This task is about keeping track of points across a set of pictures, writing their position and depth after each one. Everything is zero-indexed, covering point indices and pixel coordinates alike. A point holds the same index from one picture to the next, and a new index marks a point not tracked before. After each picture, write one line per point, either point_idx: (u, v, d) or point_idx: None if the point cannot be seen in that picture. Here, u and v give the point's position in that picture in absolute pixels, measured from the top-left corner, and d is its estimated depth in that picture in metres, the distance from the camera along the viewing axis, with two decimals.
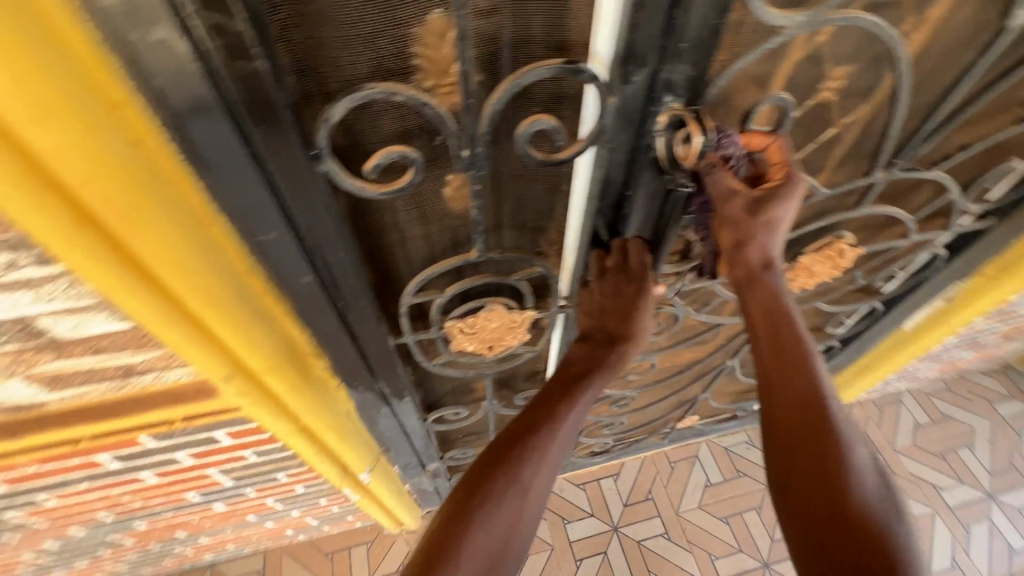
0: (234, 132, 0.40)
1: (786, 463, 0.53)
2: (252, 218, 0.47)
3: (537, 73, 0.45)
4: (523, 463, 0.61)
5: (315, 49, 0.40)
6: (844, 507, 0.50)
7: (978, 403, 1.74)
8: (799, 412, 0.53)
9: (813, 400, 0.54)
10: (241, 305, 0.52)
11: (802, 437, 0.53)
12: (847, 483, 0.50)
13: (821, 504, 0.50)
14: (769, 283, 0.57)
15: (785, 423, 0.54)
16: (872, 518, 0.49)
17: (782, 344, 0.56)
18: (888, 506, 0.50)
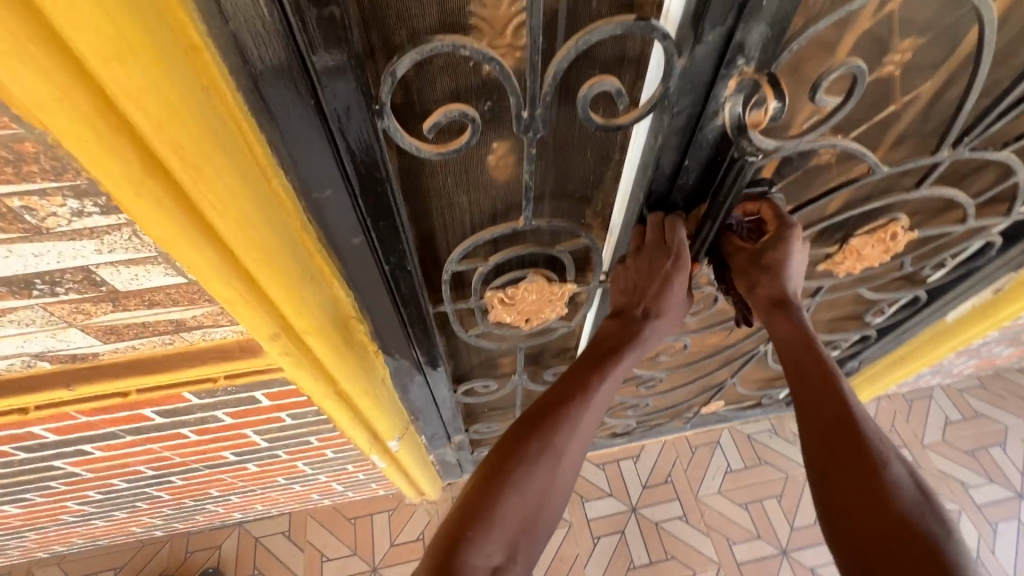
0: (301, 78, 0.40)
1: (822, 470, 0.55)
2: (312, 174, 0.48)
3: (608, 29, 0.43)
4: (557, 429, 0.61)
5: (383, 2, 0.39)
6: (884, 508, 0.51)
7: (1012, 401, 1.70)
8: (830, 420, 0.56)
9: (845, 410, 0.56)
10: (295, 264, 0.52)
11: (835, 443, 0.55)
12: (886, 486, 0.52)
13: (860, 505, 0.52)
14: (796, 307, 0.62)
15: (818, 432, 0.57)
16: (915, 523, 0.50)
17: (811, 359, 0.60)
18: (931, 511, 0.51)
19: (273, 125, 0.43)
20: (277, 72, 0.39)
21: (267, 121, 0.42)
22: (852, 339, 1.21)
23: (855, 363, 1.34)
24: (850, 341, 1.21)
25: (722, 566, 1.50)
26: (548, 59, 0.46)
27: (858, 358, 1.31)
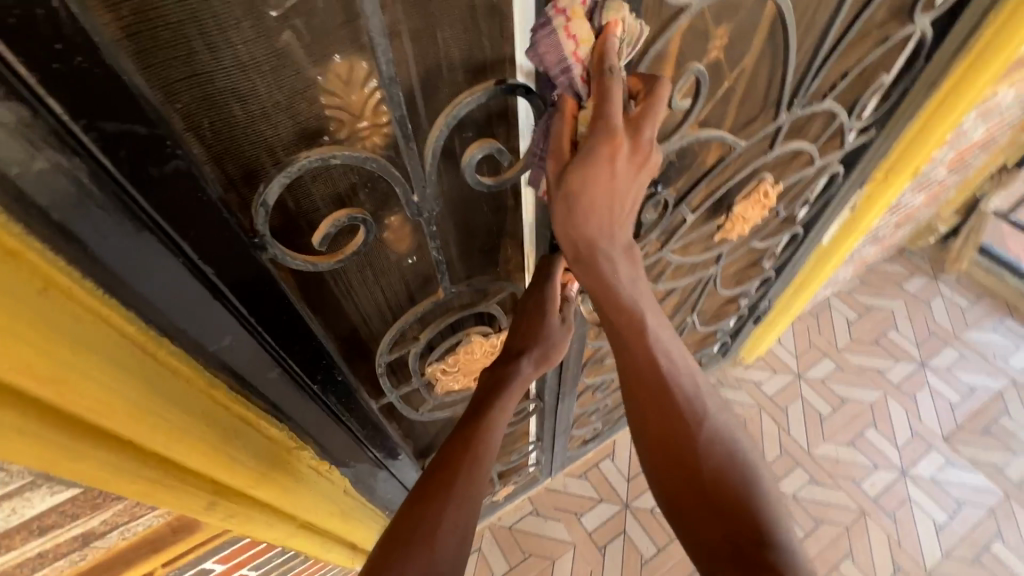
0: (158, 243, 0.34)
1: (655, 447, 0.52)
2: (204, 331, 0.41)
3: (473, 99, 0.44)
4: (434, 499, 0.53)
5: (231, 131, 0.35)
6: (705, 473, 0.49)
7: (890, 288, 1.96)
8: (652, 390, 0.52)
9: (665, 377, 0.52)
10: (207, 429, 0.45)
11: (657, 418, 0.52)
12: (705, 454, 0.49)
13: (688, 476, 0.49)
14: (589, 245, 0.51)
15: (645, 408, 0.52)
16: (730, 484, 0.48)
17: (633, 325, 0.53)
18: (746, 468, 0.49)
19: (142, 299, 0.36)
20: (126, 242, 0.33)
21: (133, 297, 0.35)
22: (757, 283, 1.32)
23: (766, 301, 1.47)
24: (756, 285, 1.33)
25: None
26: (420, 136, 0.45)
27: (767, 296, 1.44)
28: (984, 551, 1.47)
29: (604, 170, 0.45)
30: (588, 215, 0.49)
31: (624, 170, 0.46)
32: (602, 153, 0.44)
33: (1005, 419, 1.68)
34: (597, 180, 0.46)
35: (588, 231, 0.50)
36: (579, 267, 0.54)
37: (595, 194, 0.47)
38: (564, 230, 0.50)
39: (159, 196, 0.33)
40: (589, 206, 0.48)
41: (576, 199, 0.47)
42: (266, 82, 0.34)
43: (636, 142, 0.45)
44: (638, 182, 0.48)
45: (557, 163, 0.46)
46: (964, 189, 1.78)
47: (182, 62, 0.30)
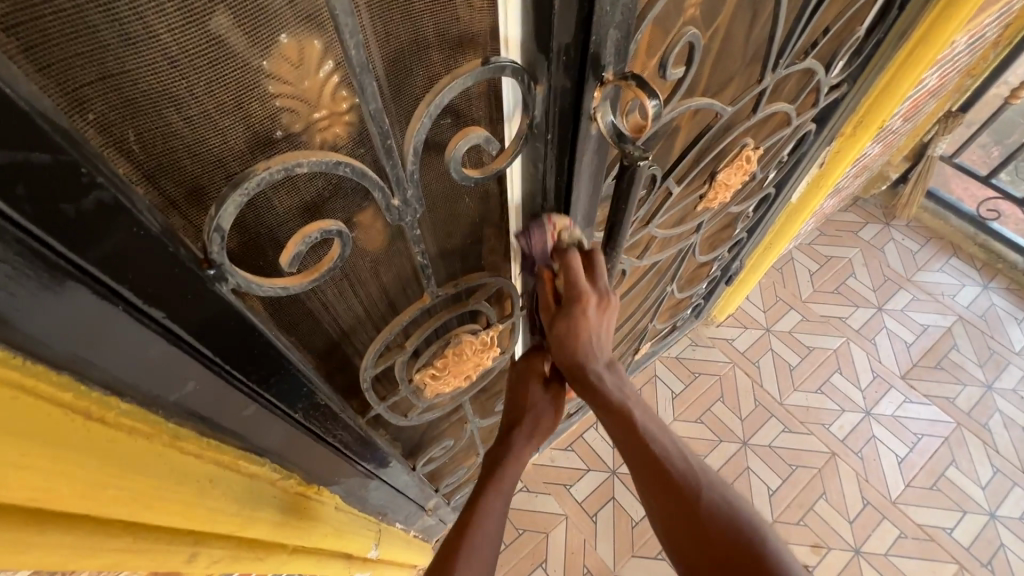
0: (83, 287, 0.27)
1: (665, 526, 0.52)
2: (158, 379, 0.35)
3: (457, 84, 0.38)
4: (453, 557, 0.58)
5: (167, 142, 0.29)
6: (717, 542, 0.49)
7: (847, 237, 2.03)
8: (652, 473, 0.53)
9: (658, 459, 0.53)
10: (179, 486, 0.39)
11: (660, 499, 0.52)
12: (713, 520, 0.50)
13: (701, 548, 0.50)
14: (578, 369, 0.57)
15: (645, 485, 0.53)
16: (743, 545, 0.49)
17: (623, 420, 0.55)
18: (753, 523, 0.50)
19: (75, 356, 0.29)
20: (42, 294, 0.26)
21: (62, 357, 0.29)
22: (729, 246, 1.32)
23: (737, 263, 1.48)
24: (729, 248, 1.32)
25: None
26: (399, 131, 0.39)
27: (739, 257, 1.45)
28: (940, 477, 1.58)
29: (581, 322, 0.55)
30: (575, 354, 0.56)
31: (597, 314, 0.55)
32: (573, 309, 0.54)
33: (954, 352, 1.79)
34: (575, 326, 0.55)
35: (578, 360, 0.56)
36: (576, 386, 0.58)
37: (577, 335, 0.55)
38: (557, 363, 0.58)
39: (81, 235, 0.26)
40: (576, 344, 0.56)
41: (563, 341, 0.56)
42: (205, 81, 0.28)
43: (598, 292, 0.55)
44: (605, 320, 0.57)
45: (546, 313, 0.58)
46: (913, 136, 1.83)
47: (86, 60, 0.24)
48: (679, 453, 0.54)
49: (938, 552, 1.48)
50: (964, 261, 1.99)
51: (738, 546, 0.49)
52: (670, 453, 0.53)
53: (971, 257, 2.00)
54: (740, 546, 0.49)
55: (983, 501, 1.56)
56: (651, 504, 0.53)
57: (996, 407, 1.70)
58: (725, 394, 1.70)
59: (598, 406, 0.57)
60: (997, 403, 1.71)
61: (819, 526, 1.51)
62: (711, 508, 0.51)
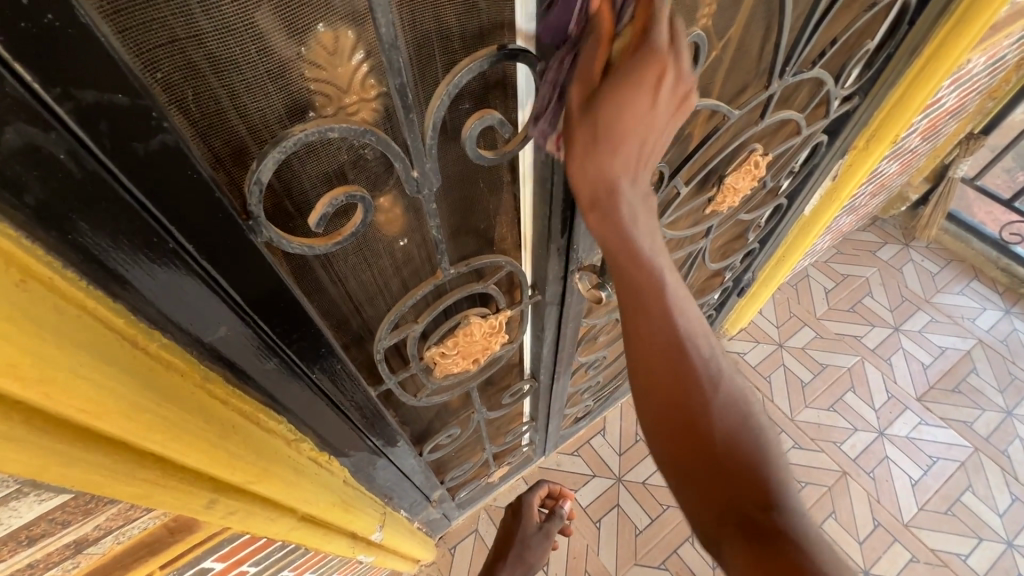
0: (144, 224, 0.32)
1: (663, 419, 0.48)
2: (196, 321, 0.39)
3: (475, 66, 0.42)
4: None
5: (217, 103, 0.33)
6: (718, 442, 0.46)
7: (864, 256, 2.02)
8: (668, 356, 0.48)
9: (678, 342, 0.48)
10: (207, 426, 0.43)
11: (664, 385, 0.48)
12: (719, 420, 0.46)
13: (693, 442, 0.46)
14: (611, 180, 0.47)
15: (651, 364, 0.48)
16: (742, 449, 0.46)
17: (648, 289, 0.48)
18: (754, 431, 0.48)
19: (128, 286, 0.33)
20: (109, 225, 0.30)
21: (117, 284, 0.33)
22: (741, 255, 1.33)
23: (749, 274, 1.49)
24: (741, 257, 1.34)
25: None
26: (422, 111, 0.43)
27: (751, 268, 1.46)
28: (955, 502, 1.54)
29: (644, 96, 0.44)
30: (618, 148, 0.46)
31: (656, 106, 0.46)
32: (642, 75, 0.43)
33: (973, 376, 1.76)
34: (631, 107, 0.45)
35: (612, 169, 0.47)
36: (596, 209, 0.49)
37: (626, 122, 0.45)
38: (589, 160, 0.46)
39: (146, 176, 0.30)
40: (624, 129, 0.45)
41: (603, 128, 0.45)
42: (252, 49, 0.32)
43: (678, 73, 0.45)
44: (660, 125, 0.48)
45: (584, 88, 0.44)
46: (933, 157, 1.83)
47: (159, 24, 0.28)
48: (698, 345, 0.49)
49: None
50: (986, 285, 1.96)
51: (735, 444, 0.46)
52: (688, 343, 0.48)
53: (993, 281, 1.97)
54: (737, 445, 0.46)
55: (999, 529, 1.51)
56: (647, 384, 0.49)
57: (1016, 433, 1.66)
58: None
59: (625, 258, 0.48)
60: (1017, 429, 1.67)
61: None
62: (715, 403, 0.47)
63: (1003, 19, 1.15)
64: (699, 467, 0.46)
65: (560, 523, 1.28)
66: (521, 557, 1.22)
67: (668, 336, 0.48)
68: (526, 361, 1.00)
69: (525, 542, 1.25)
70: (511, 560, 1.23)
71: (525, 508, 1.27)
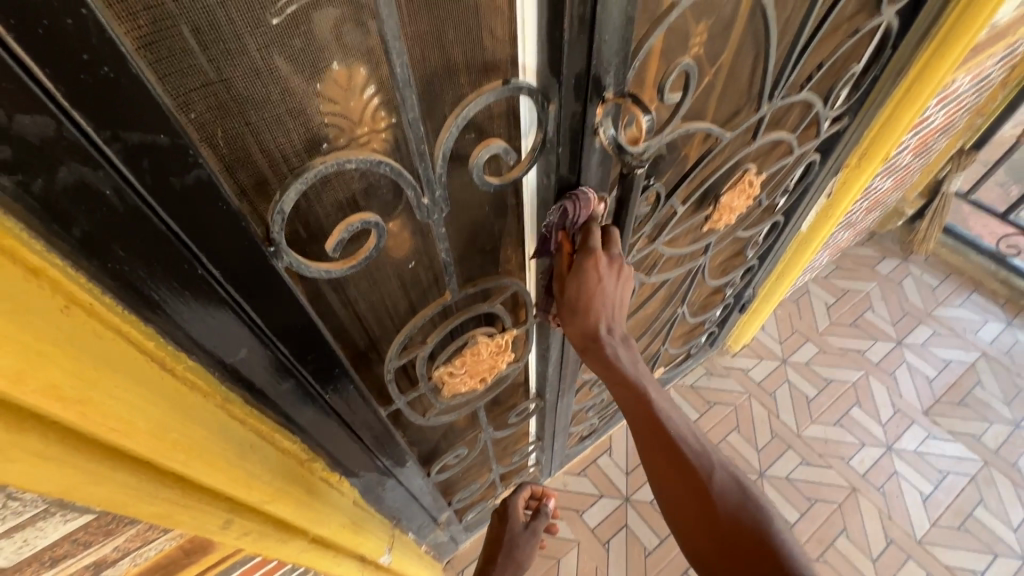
0: (175, 255, 0.34)
1: (676, 506, 0.58)
2: (220, 344, 0.41)
3: (482, 100, 0.45)
4: None
5: (243, 139, 0.35)
6: (722, 519, 0.55)
7: (864, 271, 2.04)
8: (665, 456, 0.59)
9: (672, 438, 0.59)
10: (226, 445, 0.44)
11: (669, 481, 0.58)
12: (722, 503, 0.55)
13: (705, 523, 0.56)
14: (592, 334, 0.62)
15: (657, 463, 0.59)
16: (748, 524, 0.54)
17: (639, 402, 0.61)
18: (758, 506, 0.55)
19: (158, 312, 0.35)
20: (143, 254, 0.33)
21: (149, 310, 0.35)
22: (741, 272, 1.35)
23: (750, 290, 1.51)
24: (741, 274, 1.36)
25: None
26: (432, 142, 0.46)
27: (751, 285, 1.47)
28: (968, 517, 1.52)
29: (593, 277, 0.60)
30: (587, 313, 0.61)
31: (609, 277, 0.60)
32: (587, 265, 0.60)
33: (979, 389, 1.75)
34: (589, 285, 0.60)
35: (591, 327, 0.62)
36: (587, 356, 0.64)
37: (591, 295, 0.60)
38: (570, 329, 0.63)
39: (181, 209, 0.32)
40: (588, 303, 0.61)
41: (576, 305, 0.61)
42: (276, 89, 0.35)
43: (613, 257, 0.61)
44: (620, 286, 0.62)
45: (558, 280, 0.64)
46: (927, 172, 1.86)
47: (195, 72, 0.31)
48: (690, 438, 0.59)
49: None
50: (986, 297, 1.97)
51: (741, 521, 0.54)
52: (680, 438, 0.58)
53: (994, 293, 1.98)
54: (744, 522, 0.54)
55: (1014, 544, 1.49)
56: (662, 478, 0.59)
57: None
58: (741, 424, 1.69)
59: (614, 383, 0.62)
60: None
61: (841, 564, 1.46)
62: (718, 487, 0.56)
63: (984, 41, 1.19)
64: (716, 544, 0.55)
65: (545, 520, 1.26)
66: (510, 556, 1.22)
67: (662, 436, 0.59)
68: (532, 380, 1.01)
69: (514, 543, 1.24)
70: (502, 560, 1.22)
71: (509, 511, 1.26)
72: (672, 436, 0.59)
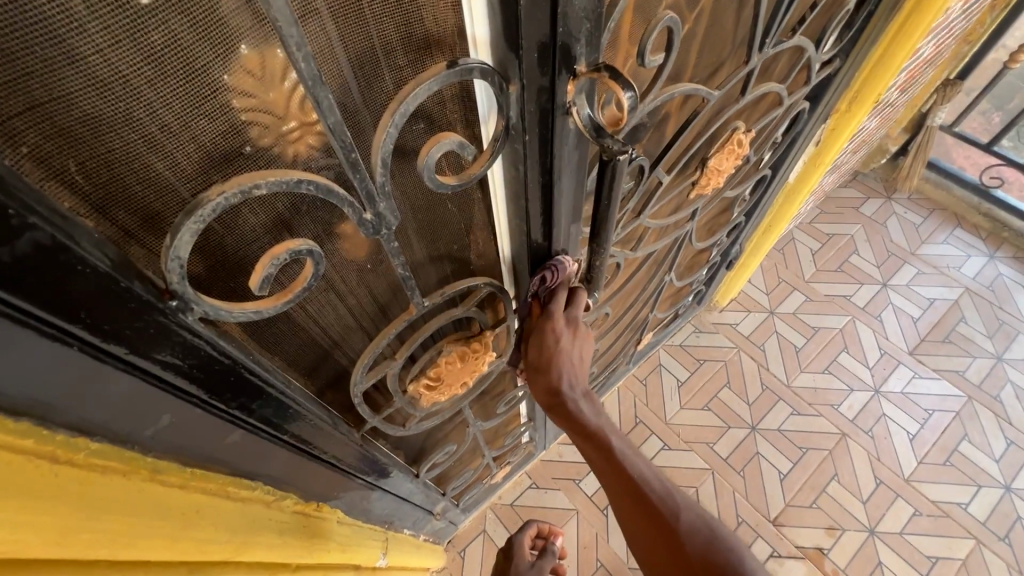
0: (34, 332, 0.27)
1: (646, 551, 0.55)
2: (130, 418, 0.34)
3: (422, 90, 0.36)
4: None
5: (110, 170, 0.27)
6: (694, 565, 0.52)
7: (848, 214, 2.00)
8: (630, 501, 0.56)
9: (636, 482, 0.56)
10: (161, 521, 0.38)
11: (638, 526, 0.56)
12: (692, 547, 0.53)
13: (678, 570, 0.53)
14: (553, 391, 0.62)
15: (624, 507, 0.57)
16: (718, 566, 0.52)
17: (603, 447, 0.59)
18: (729, 547, 0.53)
19: (31, 400, 0.29)
20: None
21: (17, 400, 0.28)
22: (728, 230, 1.29)
23: (737, 246, 1.45)
24: (728, 233, 1.30)
25: (715, 470, 1.55)
26: (369, 142, 0.37)
27: (738, 241, 1.42)
28: (953, 453, 1.56)
29: (551, 339, 0.63)
30: (551, 368, 0.63)
31: (565, 334, 0.63)
32: (544, 326, 0.63)
33: (962, 325, 1.76)
34: (548, 344, 0.63)
35: (552, 382, 0.62)
36: (552, 412, 0.64)
37: (549, 351, 0.63)
38: (534, 389, 0.65)
39: (24, 276, 0.25)
40: (549, 362, 0.63)
41: (538, 363, 0.64)
42: (144, 102, 0.26)
43: (569, 318, 0.64)
44: (579, 345, 0.65)
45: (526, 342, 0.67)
46: (912, 107, 1.79)
47: (7, 90, 0.22)
48: (656, 480, 0.56)
49: (954, 529, 1.46)
50: (969, 231, 1.96)
51: (713, 565, 0.52)
52: (645, 482, 0.56)
53: (976, 227, 1.97)
54: (715, 566, 0.52)
55: (997, 475, 1.54)
56: (629, 525, 0.56)
57: (1007, 378, 1.68)
58: (732, 379, 1.69)
59: (579, 434, 0.61)
60: (1008, 373, 1.68)
61: (832, 508, 1.49)
62: (688, 532, 0.53)
63: None
64: None
65: (552, 558, 1.26)
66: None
67: (625, 480, 0.56)
68: (519, 368, 0.95)
69: None
70: None
71: (516, 547, 1.27)
72: (636, 481, 0.56)
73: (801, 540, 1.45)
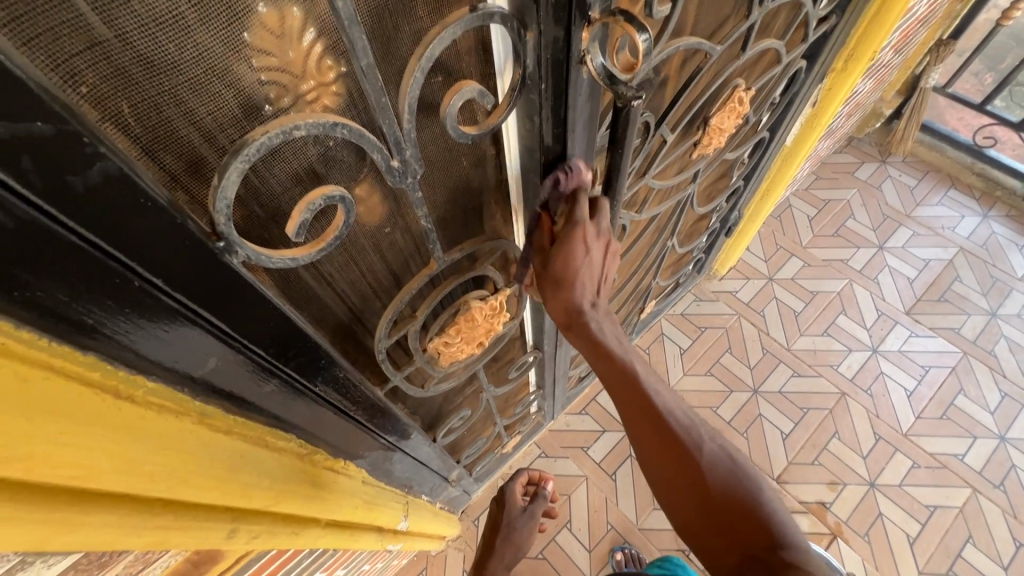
0: (99, 267, 0.28)
1: (665, 480, 0.56)
2: (183, 358, 0.36)
3: (446, 36, 0.37)
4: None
5: (160, 113, 0.28)
6: (714, 495, 0.54)
7: (844, 179, 2.02)
8: (654, 432, 0.56)
9: (660, 413, 0.57)
10: (214, 461, 0.40)
11: (658, 457, 0.56)
12: (714, 478, 0.54)
13: (698, 499, 0.54)
14: (576, 311, 0.61)
15: (645, 437, 0.57)
16: (736, 495, 0.53)
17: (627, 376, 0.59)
18: (748, 480, 0.55)
19: (99, 336, 0.31)
20: (59, 269, 0.27)
21: (86, 336, 0.30)
22: (727, 195, 1.31)
23: (736, 213, 1.47)
24: (726, 198, 1.32)
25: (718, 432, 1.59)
26: (396, 93, 0.39)
27: (737, 207, 1.44)
28: (950, 407, 1.61)
29: (578, 250, 0.59)
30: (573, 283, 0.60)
31: (593, 249, 0.60)
32: (570, 236, 0.58)
33: (957, 284, 1.80)
34: (573, 257, 0.59)
35: (574, 302, 0.61)
36: (571, 334, 0.63)
37: (575, 268, 0.59)
38: (554, 306, 0.62)
39: (88, 210, 0.26)
40: (569, 278, 0.60)
41: (559, 278, 0.61)
42: (190, 43, 0.27)
43: (597, 231, 0.60)
44: (602, 261, 0.62)
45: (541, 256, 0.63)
46: (905, 70, 1.80)
47: (71, 28, 0.24)
48: (679, 414, 0.57)
49: (951, 479, 1.51)
50: (964, 192, 1.98)
51: (734, 496, 0.53)
52: (669, 414, 0.57)
53: (970, 188, 1.99)
54: (735, 497, 0.53)
55: (992, 426, 1.58)
56: (647, 454, 0.57)
57: (1001, 333, 1.72)
58: (733, 345, 1.72)
59: (601, 360, 0.61)
60: (1002, 329, 1.72)
61: (834, 463, 1.54)
62: (710, 465, 0.55)
63: None
64: (704, 518, 0.54)
65: (542, 503, 1.32)
66: (508, 538, 1.29)
67: (650, 412, 0.57)
68: (528, 334, 0.97)
69: (511, 524, 1.31)
70: (501, 545, 1.30)
71: (507, 497, 1.32)
72: (661, 414, 0.57)
73: (805, 496, 1.50)
